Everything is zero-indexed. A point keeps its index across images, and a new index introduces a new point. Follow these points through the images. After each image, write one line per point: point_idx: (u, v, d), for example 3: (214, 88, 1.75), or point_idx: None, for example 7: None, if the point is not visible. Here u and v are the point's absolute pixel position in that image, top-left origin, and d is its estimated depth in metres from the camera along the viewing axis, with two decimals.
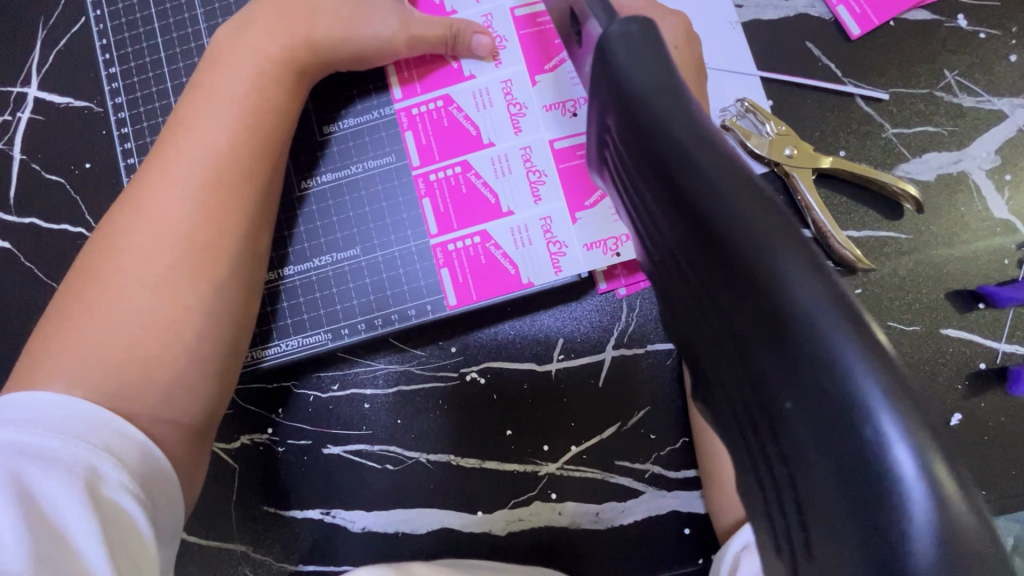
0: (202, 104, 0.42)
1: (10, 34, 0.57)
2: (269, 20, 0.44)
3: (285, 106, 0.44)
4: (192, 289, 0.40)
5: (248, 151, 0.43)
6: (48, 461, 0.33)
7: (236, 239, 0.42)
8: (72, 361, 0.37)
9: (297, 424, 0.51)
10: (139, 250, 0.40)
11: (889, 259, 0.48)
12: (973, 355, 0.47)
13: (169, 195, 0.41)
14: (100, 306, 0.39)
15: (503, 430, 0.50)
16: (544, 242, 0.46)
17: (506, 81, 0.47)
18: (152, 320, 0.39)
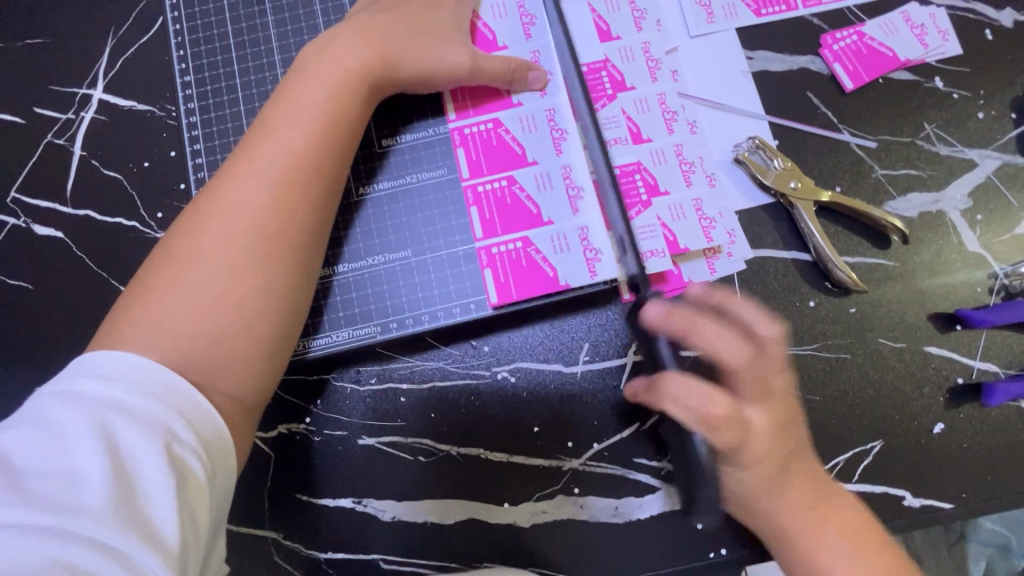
0: (286, 105, 0.47)
1: (82, 42, 0.62)
2: (348, 41, 0.49)
3: (357, 112, 0.48)
4: (258, 272, 0.44)
5: (318, 152, 0.46)
6: (131, 417, 0.36)
7: (300, 231, 0.46)
8: (152, 327, 0.41)
9: (334, 415, 0.54)
10: (216, 231, 0.43)
11: (879, 283, 0.54)
12: (953, 371, 0.53)
13: (247, 186, 0.44)
14: (176, 278, 0.42)
15: (530, 426, 0.53)
16: (580, 249, 0.51)
17: (551, 109, 0.53)
18: (221, 296, 0.42)
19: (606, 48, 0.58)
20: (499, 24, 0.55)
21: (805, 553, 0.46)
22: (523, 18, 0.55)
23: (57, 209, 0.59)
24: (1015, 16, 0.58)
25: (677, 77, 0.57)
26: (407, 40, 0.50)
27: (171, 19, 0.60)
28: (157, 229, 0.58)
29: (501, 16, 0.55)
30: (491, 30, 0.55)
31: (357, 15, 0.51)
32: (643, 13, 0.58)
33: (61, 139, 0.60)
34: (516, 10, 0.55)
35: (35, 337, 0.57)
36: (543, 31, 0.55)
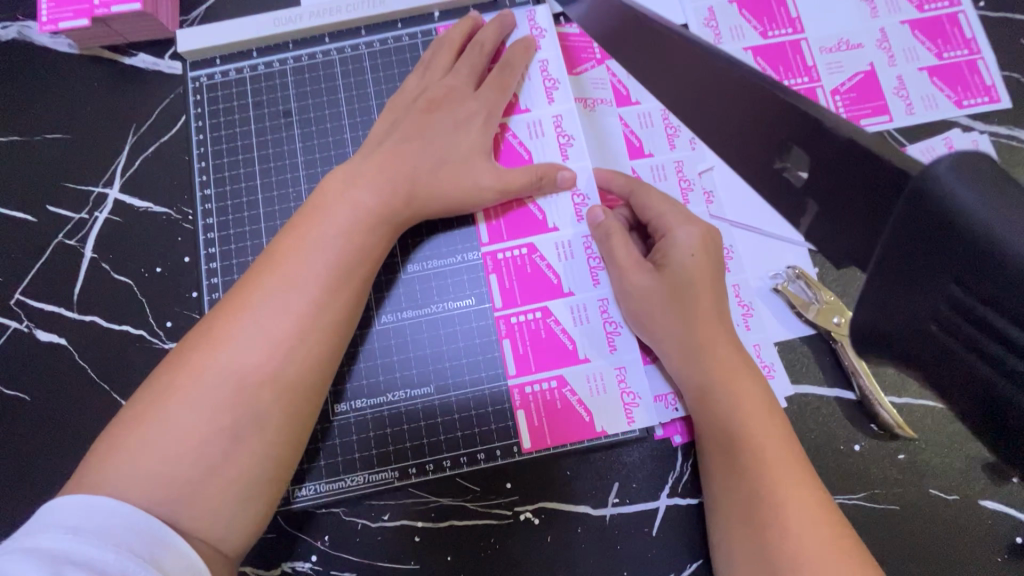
0: (298, 237, 0.43)
1: (102, 139, 0.60)
2: (369, 172, 0.46)
3: (374, 248, 0.46)
4: (262, 426, 0.41)
5: (334, 293, 0.44)
6: (95, 567, 0.32)
7: (310, 379, 0.43)
8: (146, 483, 0.37)
9: (343, 553, 0.50)
10: (211, 377, 0.40)
11: (929, 427, 0.51)
12: (1009, 528, 0.49)
13: (254, 328, 0.41)
14: (173, 426, 0.39)
15: (555, 575, 0.49)
16: (618, 392, 0.48)
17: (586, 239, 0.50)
18: (223, 451, 0.40)
19: (637, 164, 0.56)
20: (536, 144, 0.52)
21: (765, 533, 0.39)
22: (560, 138, 0.52)
23: (61, 313, 0.56)
24: None
25: (711, 199, 0.56)
26: (441, 170, 0.48)
27: (193, 114, 0.58)
28: (166, 340, 0.55)
29: (538, 135, 0.52)
30: (527, 150, 0.52)
31: (389, 139, 0.48)
32: (677, 129, 0.57)
33: (72, 240, 0.58)
34: (553, 129, 0.52)
35: (30, 451, 0.54)
36: (580, 151, 0.52)
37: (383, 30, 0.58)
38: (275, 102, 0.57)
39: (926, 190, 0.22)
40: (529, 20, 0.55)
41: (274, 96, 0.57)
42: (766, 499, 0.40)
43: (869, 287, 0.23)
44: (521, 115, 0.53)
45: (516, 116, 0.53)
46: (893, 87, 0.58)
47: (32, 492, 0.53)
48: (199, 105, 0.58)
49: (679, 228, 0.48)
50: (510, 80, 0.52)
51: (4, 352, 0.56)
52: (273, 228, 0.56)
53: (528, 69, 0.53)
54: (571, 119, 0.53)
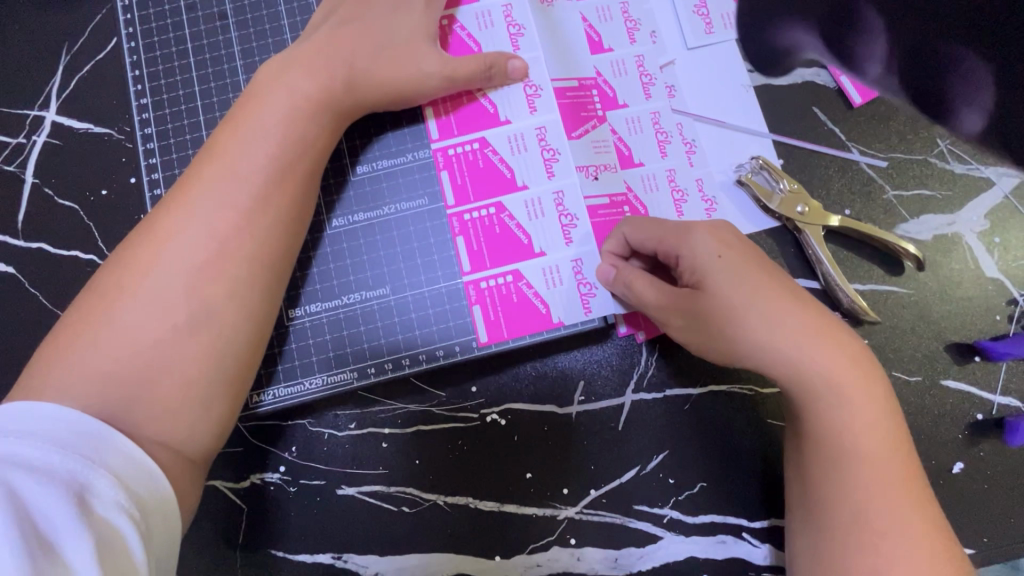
0: (236, 129, 0.42)
1: (32, 58, 0.57)
2: (306, 60, 0.44)
3: (319, 139, 0.44)
4: (207, 319, 0.38)
5: (279, 183, 0.42)
6: (41, 472, 0.30)
7: (257, 273, 0.41)
8: (79, 374, 0.35)
9: (311, 463, 0.50)
10: (155, 270, 0.38)
11: (892, 311, 0.51)
12: (971, 406, 0.50)
13: (196, 216, 0.39)
14: (118, 323, 0.36)
15: (522, 473, 0.50)
16: (574, 283, 0.48)
17: (540, 132, 0.49)
18: (165, 344, 0.37)
19: (597, 60, 0.53)
20: (486, 36, 0.50)
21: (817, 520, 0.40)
22: (511, 28, 0.51)
23: (6, 242, 0.54)
24: None
25: (672, 93, 0.53)
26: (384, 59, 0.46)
27: (123, 22, 0.55)
28: None
29: (487, 26, 0.50)
30: (476, 41, 0.50)
31: (329, 28, 0.46)
32: (636, 22, 0.54)
33: (11, 166, 0.56)
34: (503, 19, 0.51)
35: None
36: (532, 42, 0.51)
37: None
38: (209, 7, 0.54)
39: None
40: None
41: (207, 1, 0.54)
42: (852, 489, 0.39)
43: None
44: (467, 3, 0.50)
45: (465, 5, 0.51)
46: None
47: None
48: (130, 13, 0.55)
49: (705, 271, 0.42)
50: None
51: None
52: None
53: None
54: (521, 9, 0.51)
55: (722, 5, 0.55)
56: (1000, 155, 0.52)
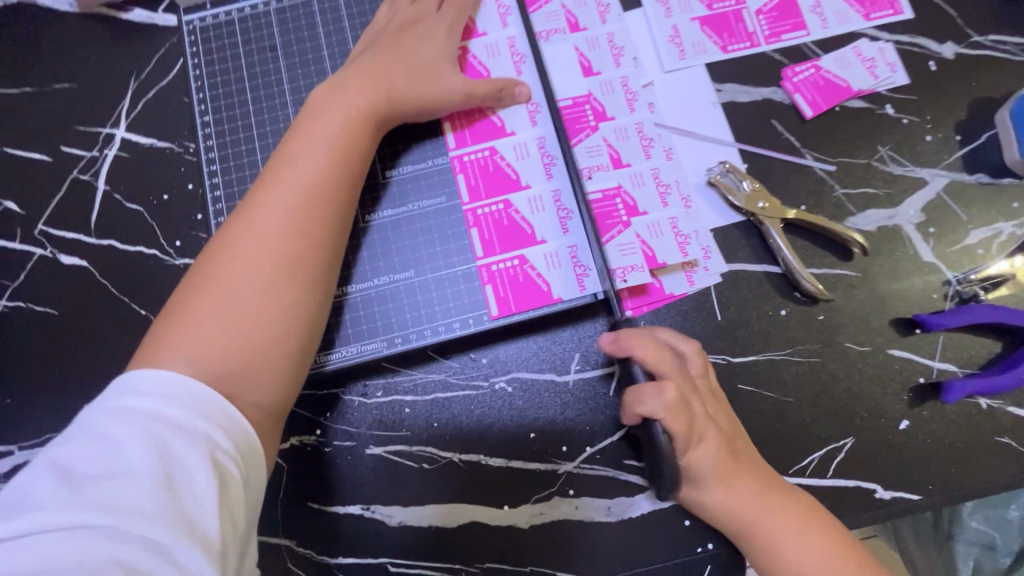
0: (301, 142, 0.51)
1: (107, 85, 0.67)
2: (353, 83, 0.53)
3: (365, 146, 0.53)
4: (282, 290, 0.47)
5: (338, 183, 0.50)
6: (173, 426, 0.39)
7: (318, 250, 0.49)
8: (184, 341, 0.43)
9: (343, 426, 0.58)
10: (245, 257, 0.46)
11: (844, 291, 0.59)
12: (914, 372, 0.57)
13: (268, 213, 0.48)
14: (215, 300, 0.45)
15: (526, 433, 0.57)
16: (571, 266, 0.56)
17: (540, 141, 0.58)
18: (248, 312, 0.45)
19: (588, 82, 0.63)
20: (493, 62, 0.60)
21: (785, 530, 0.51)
22: (514, 57, 0.60)
23: (81, 239, 0.63)
24: (955, 49, 0.64)
25: (653, 109, 0.63)
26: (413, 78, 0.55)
27: (189, 53, 0.65)
28: (176, 257, 0.62)
29: (495, 55, 0.60)
30: (486, 68, 0.60)
31: (364, 57, 0.56)
32: (621, 50, 0.64)
33: (86, 175, 0.65)
34: (508, 50, 0.61)
35: (61, 359, 0.61)
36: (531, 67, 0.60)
37: None
38: (261, 40, 0.64)
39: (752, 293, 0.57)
40: None
41: (260, 35, 0.64)
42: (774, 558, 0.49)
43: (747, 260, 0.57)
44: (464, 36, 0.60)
45: (476, 39, 0.61)
46: (810, 5, 0.65)
47: (65, 393, 0.60)
48: (194, 45, 0.65)
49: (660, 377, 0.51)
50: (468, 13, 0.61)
51: (33, 275, 0.63)
52: (267, 151, 0.63)
53: None
54: (523, 40, 0.61)
55: (693, 36, 0.65)
56: (925, 158, 0.62)
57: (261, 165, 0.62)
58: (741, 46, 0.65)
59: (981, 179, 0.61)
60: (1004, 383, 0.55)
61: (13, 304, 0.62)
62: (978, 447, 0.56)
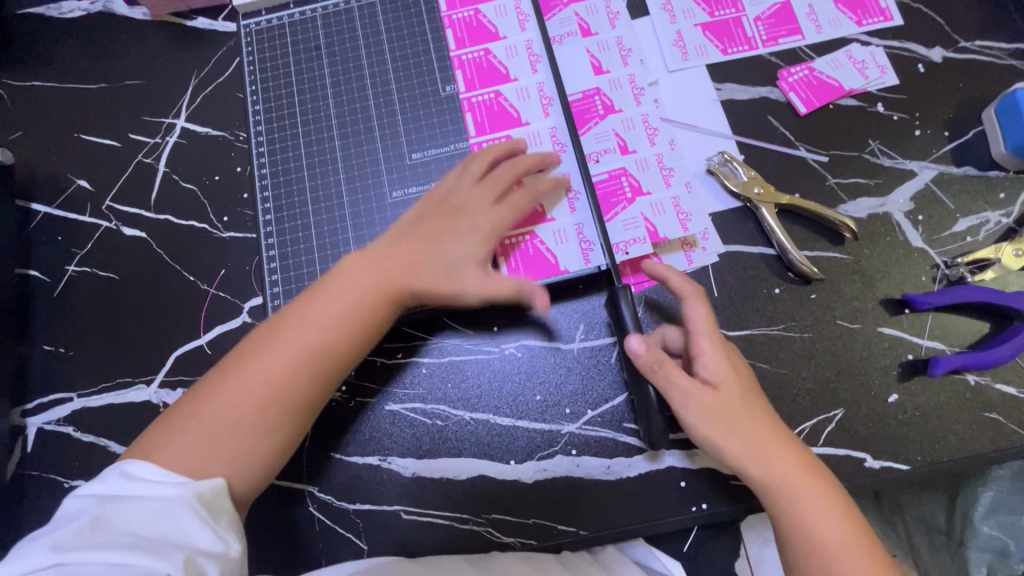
0: (319, 297, 0.55)
1: (171, 82, 0.76)
2: (383, 252, 0.57)
3: (374, 319, 0.56)
4: (255, 435, 0.52)
5: (333, 344, 0.54)
6: (118, 490, 0.46)
7: (299, 402, 0.53)
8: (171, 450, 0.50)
9: (365, 384, 0.63)
10: (233, 393, 0.52)
11: (835, 272, 0.63)
12: (903, 349, 0.60)
13: (269, 356, 0.53)
14: (201, 425, 0.51)
15: (532, 395, 0.62)
16: (577, 241, 0.63)
17: (552, 130, 0.66)
18: (227, 445, 0.51)
19: (598, 79, 0.70)
20: (512, 62, 0.69)
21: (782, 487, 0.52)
22: (531, 57, 0.68)
23: (141, 214, 0.71)
24: (943, 53, 0.69)
25: (657, 104, 0.69)
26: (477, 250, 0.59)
27: (244, 52, 0.73)
28: (223, 230, 0.70)
29: (513, 56, 0.69)
30: (505, 67, 0.69)
31: (413, 220, 0.59)
32: (629, 52, 0.71)
33: (149, 159, 0.73)
34: (525, 51, 0.69)
35: (118, 318, 0.68)
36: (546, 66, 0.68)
37: None
38: (307, 41, 0.72)
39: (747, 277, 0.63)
40: None
41: (307, 37, 0.72)
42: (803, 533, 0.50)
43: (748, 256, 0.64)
44: (451, 37, 0.71)
45: (495, 42, 0.70)
46: (805, 13, 0.71)
47: (120, 348, 0.67)
48: (250, 46, 0.73)
49: (691, 301, 0.55)
50: (488, 22, 0.70)
51: (98, 244, 0.71)
52: (308, 137, 0.70)
53: (506, 7, 0.70)
54: (539, 43, 0.69)
55: (696, 41, 0.71)
56: (913, 152, 0.66)
57: (304, 148, 0.70)
58: (741, 50, 0.70)
59: (969, 172, 0.65)
60: (989, 359, 0.57)
61: (80, 270, 0.70)
62: (964, 420, 0.58)
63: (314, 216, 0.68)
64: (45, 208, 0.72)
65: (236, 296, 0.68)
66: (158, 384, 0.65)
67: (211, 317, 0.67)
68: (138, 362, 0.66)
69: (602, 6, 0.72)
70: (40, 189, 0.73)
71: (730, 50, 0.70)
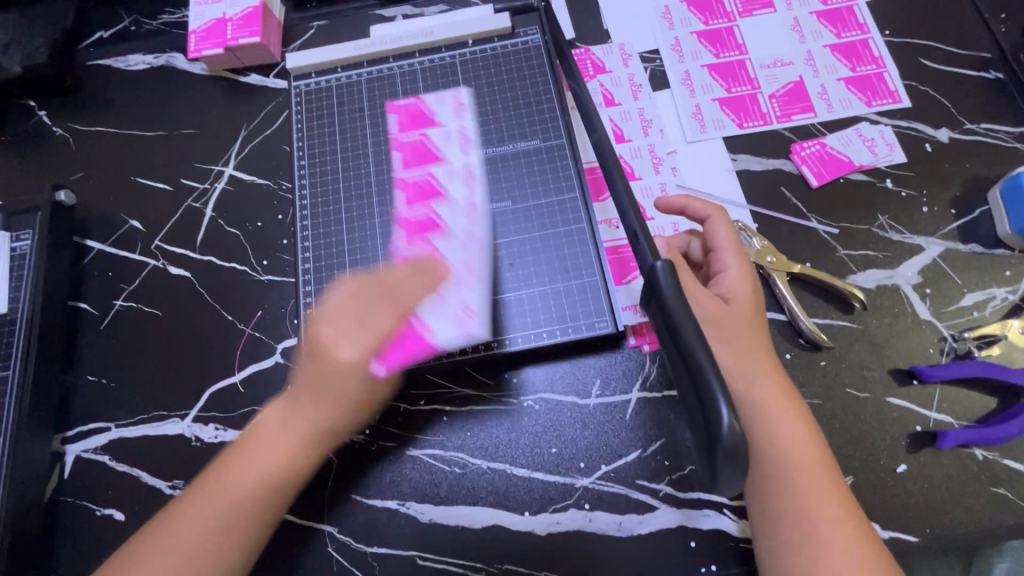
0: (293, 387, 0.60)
1: (223, 133, 0.82)
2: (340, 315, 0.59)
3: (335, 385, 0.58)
4: (239, 530, 0.56)
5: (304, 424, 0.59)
6: None
7: (277, 485, 0.58)
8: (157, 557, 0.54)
9: (388, 428, 0.66)
10: (209, 499, 0.57)
11: (845, 341, 0.65)
12: (912, 420, 0.62)
13: (251, 452, 0.59)
14: (180, 534, 0.55)
15: (549, 448, 0.64)
16: (459, 322, 0.65)
17: (440, 189, 0.61)
18: (202, 544, 0.55)
19: (621, 147, 0.74)
20: (451, 182, 0.72)
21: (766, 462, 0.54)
22: (467, 176, 0.72)
23: (187, 255, 0.76)
24: (949, 134, 0.73)
25: (675, 173, 0.73)
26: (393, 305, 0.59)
27: (293, 109, 0.79)
28: (262, 273, 0.74)
29: (449, 174, 0.72)
30: (444, 184, 0.72)
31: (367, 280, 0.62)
32: (649, 122, 0.75)
33: (197, 203, 0.79)
34: (462, 171, 0.73)
35: (159, 352, 0.72)
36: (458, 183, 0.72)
37: (431, 53, 0.79)
38: (352, 103, 0.78)
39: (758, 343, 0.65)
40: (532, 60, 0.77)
41: (352, 99, 0.78)
42: (768, 466, 0.53)
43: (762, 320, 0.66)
44: (398, 158, 0.75)
45: (437, 163, 0.73)
46: (817, 92, 0.76)
47: (158, 382, 0.71)
48: (298, 104, 0.79)
49: (714, 219, 0.62)
50: (427, 112, 0.76)
51: (145, 281, 0.75)
52: (347, 191, 0.75)
53: (450, 131, 0.75)
54: (473, 130, 0.75)
55: (714, 114, 0.76)
56: (921, 227, 0.69)
57: (344, 202, 0.74)
58: (756, 124, 0.75)
59: (976, 249, 0.68)
60: (995, 435, 0.59)
61: (126, 305, 0.74)
62: (972, 494, 0.59)
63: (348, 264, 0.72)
64: (99, 245, 0.77)
65: (270, 337, 0.71)
66: (192, 418, 0.69)
67: (246, 356, 0.71)
68: (174, 396, 0.70)
69: (448, 69, 0.78)
70: (95, 227, 0.78)
71: (746, 124, 0.75)
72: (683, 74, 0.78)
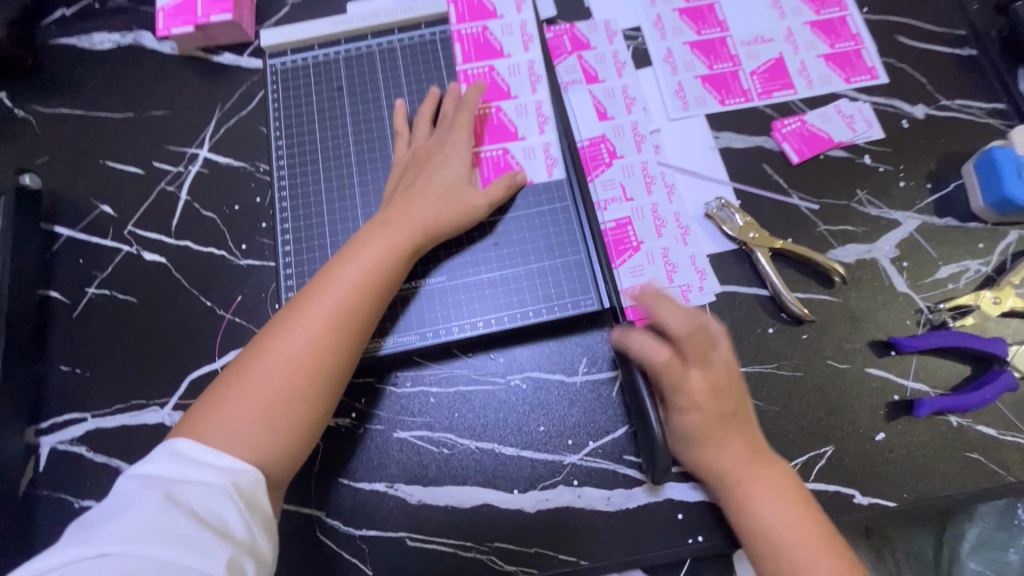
0: (346, 255, 0.60)
1: (195, 114, 0.79)
2: (396, 214, 0.63)
3: (391, 271, 0.60)
4: (290, 409, 0.54)
5: (358, 305, 0.58)
6: (190, 483, 0.48)
7: (337, 355, 0.56)
8: (223, 415, 0.52)
9: (375, 411, 0.65)
10: (267, 363, 0.54)
11: (826, 315, 0.66)
12: (890, 390, 0.63)
13: (303, 321, 0.56)
14: (243, 390, 0.53)
15: (537, 426, 0.64)
16: None
17: None
18: (270, 402, 0.53)
19: (603, 125, 0.74)
20: (522, 121, 0.72)
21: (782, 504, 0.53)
22: (540, 119, 0.72)
23: (162, 240, 0.74)
24: (925, 110, 0.74)
25: (657, 151, 0.73)
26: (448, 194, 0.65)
27: (269, 88, 0.77)
28: (241, 258, 0.72)
29: (524, 115, 0.72)
30: (515, 125, 0.72)
31: (403, 182, 0.66)
32: (633, 99, 0.75)
33: (171, 187, 0.76)
34: (534, 112, 0.72)
35: (136, 340, 0.70)
36: (553, 132, 0.72)
37: (410, 31, 0.78)
38: (330, 82, 0.76)
39: (741, 320, 0.66)
40: (522, 32, 0.75)
41: (330, 78, 0.77)
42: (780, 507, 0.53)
43: (745, 296, 0.67)
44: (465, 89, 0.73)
45: (506, 100, 0.73)
46: (797, 69, 0.76)
47: (136, 369, 0.69)
48: (275, 83, 0.77)
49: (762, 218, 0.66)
50: (494, 40, 0.75)
51: (119, 268, 0.73)
52: (327, 174, 0.74)
53: (520, 69, 0.74)
54: (540, 65, 0.74)
55: (696, 91, 0.75)
56: (898, 201, 0.70)
57: (325, 183, 0.73)
58: (739, 102, 0.75)
59: (950, 222, 0.69)
60: (970, 402, 0.60)
61: (100, 293, 0.72)
62: (947, 459, 0.61)
63: (329, 247, 0.71)
64: (68, 231, 0.75)
65: (252, 322, 0.70)
66: (172, 407, 0.67)
67: (227, 342, 0.70)
68: (154, 384, 0.68)
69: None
70: (63, 213, 0.76)
71: (728, 102, 0.75)
72: (665, 51, 0.77)
